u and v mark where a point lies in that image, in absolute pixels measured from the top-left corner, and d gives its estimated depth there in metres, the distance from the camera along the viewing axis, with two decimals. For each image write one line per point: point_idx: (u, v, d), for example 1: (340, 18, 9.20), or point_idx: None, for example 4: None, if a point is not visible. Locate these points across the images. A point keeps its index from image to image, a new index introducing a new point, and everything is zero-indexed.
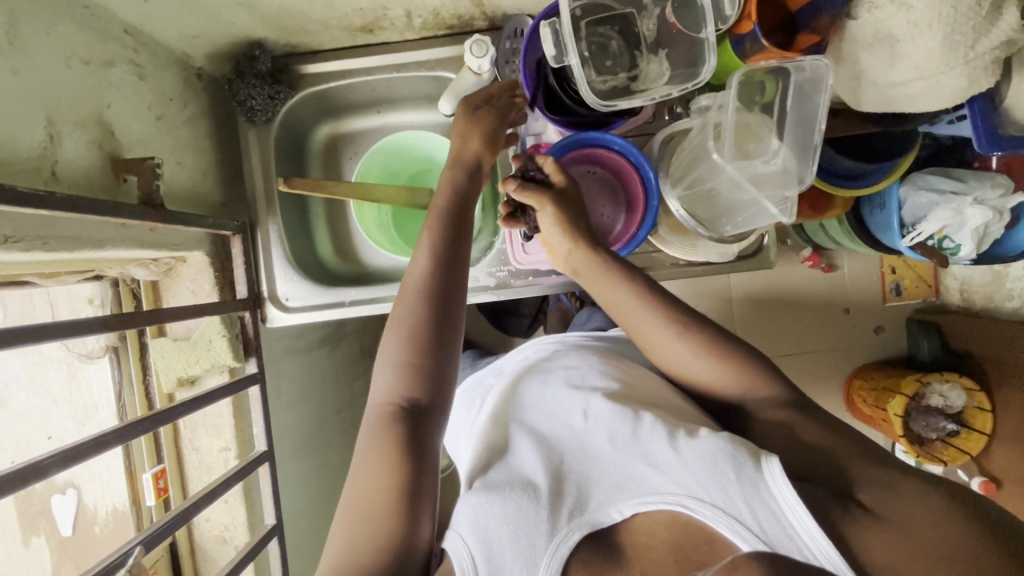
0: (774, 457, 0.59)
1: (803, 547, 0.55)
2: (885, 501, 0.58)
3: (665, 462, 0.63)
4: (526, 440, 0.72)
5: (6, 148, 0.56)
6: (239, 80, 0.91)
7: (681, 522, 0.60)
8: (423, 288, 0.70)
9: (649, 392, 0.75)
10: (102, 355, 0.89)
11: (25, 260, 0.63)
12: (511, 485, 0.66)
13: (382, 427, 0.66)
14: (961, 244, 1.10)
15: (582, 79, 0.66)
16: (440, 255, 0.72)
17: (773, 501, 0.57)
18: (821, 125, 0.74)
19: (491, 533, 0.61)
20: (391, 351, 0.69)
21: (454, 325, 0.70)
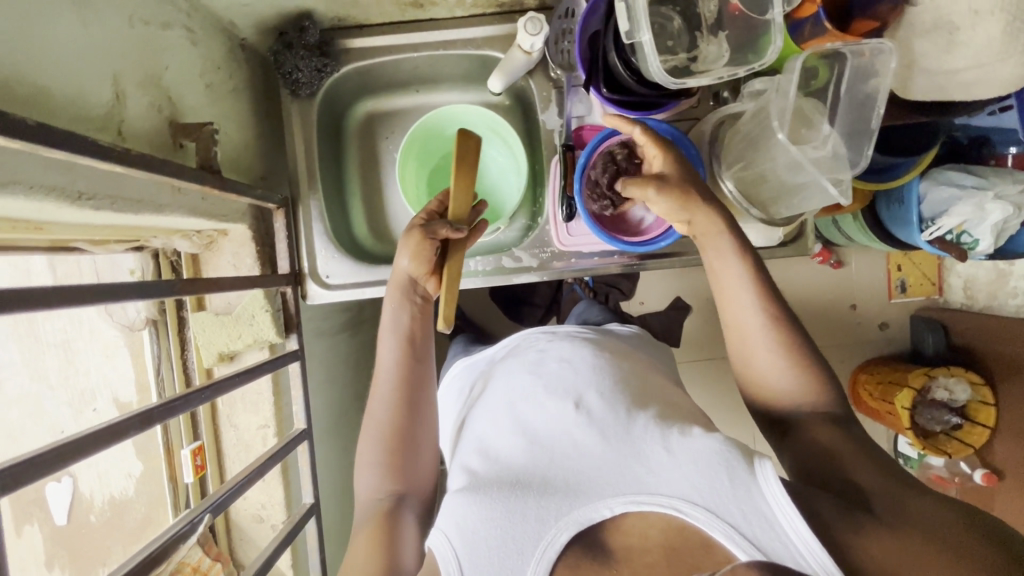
0: (768, 459, 0.62)
1: (795, 553, 0.56)
2: (895, 507, 0.59)
3: (658, 463, 0.64)
4: (515, 435, 0.72)
5: (79, 103, 0.54)
6: (286, 51, 0.89)
7: (675, 526, 0.60)
8: (395, 373, 0.77)
9: (642, 389, 0.77)
10: (142, 328, 0.87)
11: (87, 221, 0.61)
12: (500, 483, 0.66)
13: (367, 515, 0.70)
14: (980, 238, 1.11)
15: (656, 55, 0.67)
16: (410, 351, 0.78)
17: (765, 506, 0.58)
18: (880, 108, 0.76)
19: (476, 535, 0.62)
20: (371, 448, 0.74)
21: (421, 416, 0.76)
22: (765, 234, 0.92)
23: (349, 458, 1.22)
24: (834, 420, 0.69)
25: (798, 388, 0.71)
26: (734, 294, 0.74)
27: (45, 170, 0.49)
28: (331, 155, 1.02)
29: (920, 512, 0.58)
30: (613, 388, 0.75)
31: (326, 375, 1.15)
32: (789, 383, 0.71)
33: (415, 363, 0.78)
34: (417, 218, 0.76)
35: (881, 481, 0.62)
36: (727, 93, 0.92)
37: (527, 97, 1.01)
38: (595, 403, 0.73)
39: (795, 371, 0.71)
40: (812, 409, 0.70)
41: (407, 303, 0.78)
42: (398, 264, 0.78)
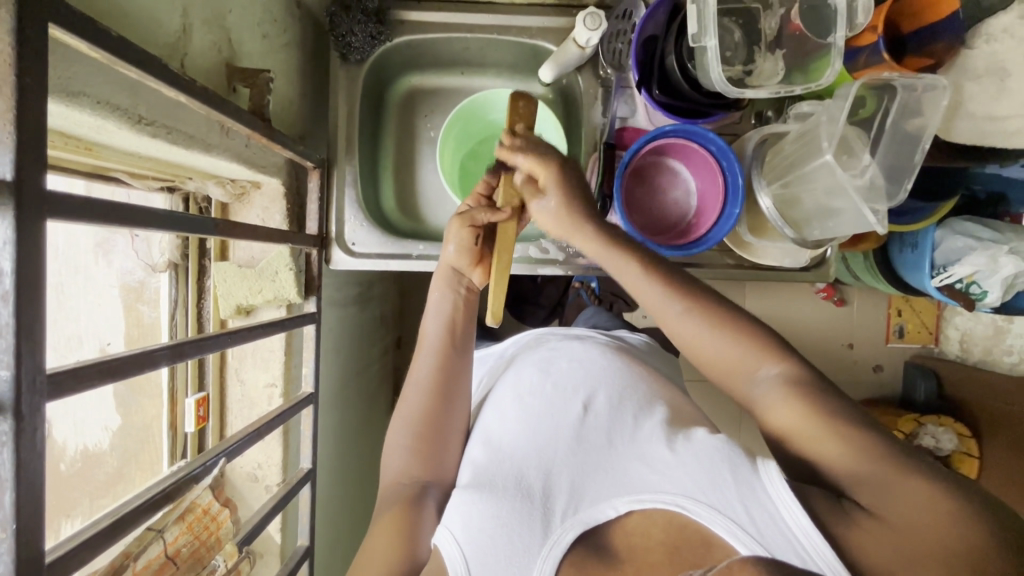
0: (772, 458, 0.54)
1: (801, 550, 0.49)
2: (880, 494, 0.49)
3: (662, 462, 0.59)
4: (518, 431, 0.69)
5: (151, 27, 0.54)
6: (343, 14, 0.89)
7: (677, 524, 0.55)
8: (429, 361, 0.77)
9: (652, 390, 0.74)
10: (163, 271, 0.86)
11: (136, 150, 0.60)
12: (503, 480, 0.62)
13: (388, 501, 0.70)
14: (988, 291, 1.12)
15: (718, 61, 0.68)
16: (449, 343, 0.78)
17: (770, 501, 0.51)
18: (926, 144, 0.77)
19: (481, 533, 0.57)
20: (397, 435, 0.75)
21: (452, 406, 0.76)
22: (793, 255, 0.92)
23: (343, 433, 1.20)
24: (800, 385, 0.57)
25: (752, 356, 0.61)
26: (659, 305, 0.65)
27: (113, 88, 0.49)
28: (370, 125, 1.02)
29: (909, 493, 0.48)
30: (621, 389, 0.72)
31: (333, 346, 1.13)
32: (748, 361, 0.61)
33: (446, 351, 0.77)
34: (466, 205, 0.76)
35: (854, 455, 0.52)
36: (770, 113, 0.93)
37: (572, 93, 1.01)
38: (601, 406, 0.70)
39: (740, 345, 0.61)
40: (778, 374, 0.59)
41: (452, 293, 0.78)
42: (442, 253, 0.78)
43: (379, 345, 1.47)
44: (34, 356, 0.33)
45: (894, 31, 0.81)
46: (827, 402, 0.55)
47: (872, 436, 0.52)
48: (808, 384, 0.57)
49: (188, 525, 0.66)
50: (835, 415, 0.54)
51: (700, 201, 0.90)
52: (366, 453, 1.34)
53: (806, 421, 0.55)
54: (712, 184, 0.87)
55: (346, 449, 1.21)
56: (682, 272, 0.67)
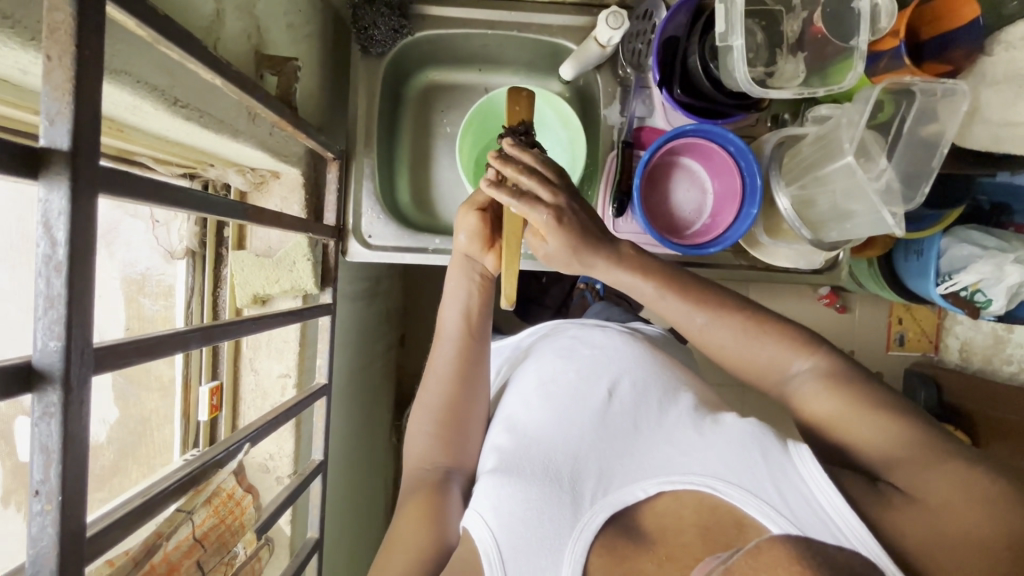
0: (803, 441, 0.55)
1: (835, 530, 0.50)
2: (918, 476, 0.51)
3: (691, 445, 0.60)
4: (544, 417, 0.69)
5: (188, 9, 0.54)
6: (366, 7, 0.89)
7: (707, 505, 0.54)
8: (452, 348, 0.77)
9: (675, 375, 0.74)
10: (181, 259, 0.85)
11: (167, 134, 0.60)
12: (531, 465, 0.63)
13: (413, 487, 0.70)
14: (993, 299, 1.12)
15: (745, 61, 0.68)
16: (467, 331, 0.78)
17: (803, 484, 0.52)
18: (942, 150, 0.78)
19: (512, 518, 0.57)
20: (420, 422, 0.75)
21: (472, 394, 0.76)
22: (808, 257, 0.93)
23: (351, 427, 1.19)
24: (834, 376, 0.59)
25: (781, 354, 0.63)
26: (686, 319, 0.67)
27: (152, 68, 0.49)
28: (387, 119, 1.02)
29: (944, 479, 0.50)
30: (646, 374, 0.72)
31: (343, 340, 1.13)
32: (777, 359, 0.63)
33: (468, 340, 0.78)
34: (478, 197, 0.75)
35: (887, 438, 0.54)
36: (787, 116, 0.94)
37: (590, 91, 1.02)
38: (626, 391, 0.70)
39: (772, 342, 0.64)
40: (810, 367, 0.61)
41: (467, 279, 0.79)
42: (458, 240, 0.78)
43: (385, 340, 1.46)
44: (84, 329, 0.33)
45: (912, 37, 0.82)
46: (859, 392, 0.57)
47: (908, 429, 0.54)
48: (836, 377, 0.59)
49: (213, 509, 0.66)
50: (870, 405, 0.56)
51: (717, 202, 0.90)
52: (370, 449, 1.33)
53: (842, 416, 0.57)
54: (730, 185, 0.87)
55: (352, 444, 1.21)
56: (706, 280, 0.69)
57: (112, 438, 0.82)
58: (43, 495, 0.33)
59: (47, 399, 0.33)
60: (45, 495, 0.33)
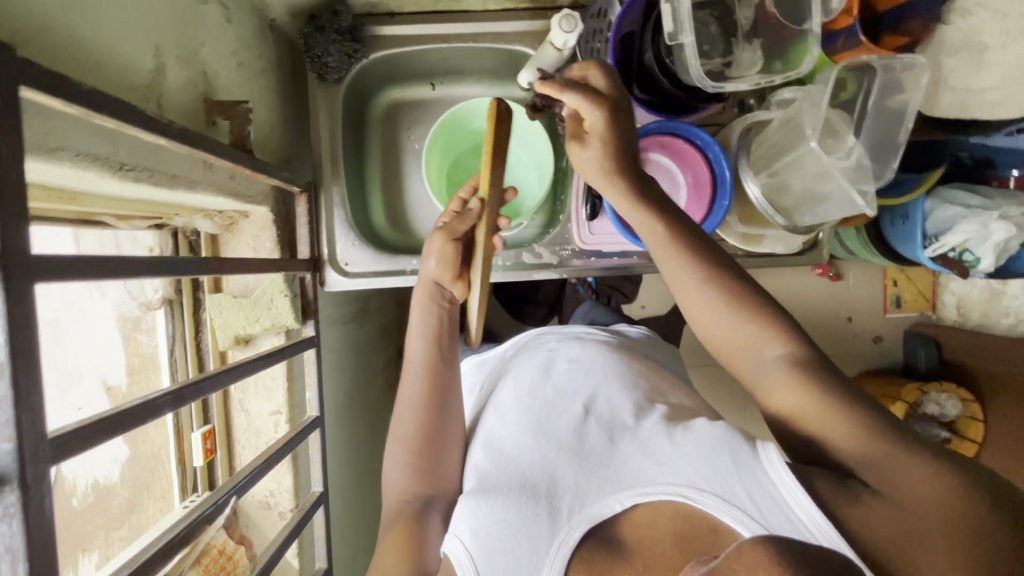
0: (771, 440, 0.55)
1: (802, 530, 0.50)
2: (886, 473, 0.51)
3: (664, 454, 0.60)
4: (521, 432, 0.70)
5: (123, 71, 0.53)
6: (317, 34, 0.88)
7: (683, 513, 0.55)
8: (420, 378, 0.79)
9: (652, 387, 0.75)
10: (158, 308, 0.85)
11: (120, 194, 0.60)
12: (508, 483, 0.64)
13: (393, 519, 0.70)
14: (982, 257, 1.10)
15: (698, 59, 0.68)
16: (432, 359, 0.79)
17: (771, 486, 0.53)
18: (908, 124, 0.78)
19: (489, 538, 0.59)
20: (397, 453, 0.76)
21: (447, 420, 0.77)
22: (784, 241, 0.93)
23: (351, 450, 1.20)
24: (804, 365, 0.58)
25: (757, 335, 0.61)
26: (673, 265, 0.65)
27: (92, 138, 0.48)
28: (353, 143, 1.01)
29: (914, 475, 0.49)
30: (622, 386, 0.73)
31: (335, 365, 1.13)
32: (752, 337, 0.61)
33: (436, 368, 0.79)
34: (444, 219, 0.82)
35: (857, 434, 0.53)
36: (753, 101, 0.92)
37: None
38: (603, 405, 0.70)
39: (740, 318, 0.62)
40: (782, 352, 0.59)
41: (434, 305, 0.81)
42: (424, 267, 0.82)
43: (380, 357, 1.46)
44: (34, 427, 0.34)
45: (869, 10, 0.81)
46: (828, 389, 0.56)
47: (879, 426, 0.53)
48: (805, 365, 0.58)
49: (205, 566, 0.71)
50: (841, 397, 0.55)
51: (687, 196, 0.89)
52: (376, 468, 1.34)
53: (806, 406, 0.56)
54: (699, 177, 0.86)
55: (355, 464, 1.21)
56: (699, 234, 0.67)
57: (126, 476, 0.85)
58: None
59: (6, 500, 0.33)
60: None
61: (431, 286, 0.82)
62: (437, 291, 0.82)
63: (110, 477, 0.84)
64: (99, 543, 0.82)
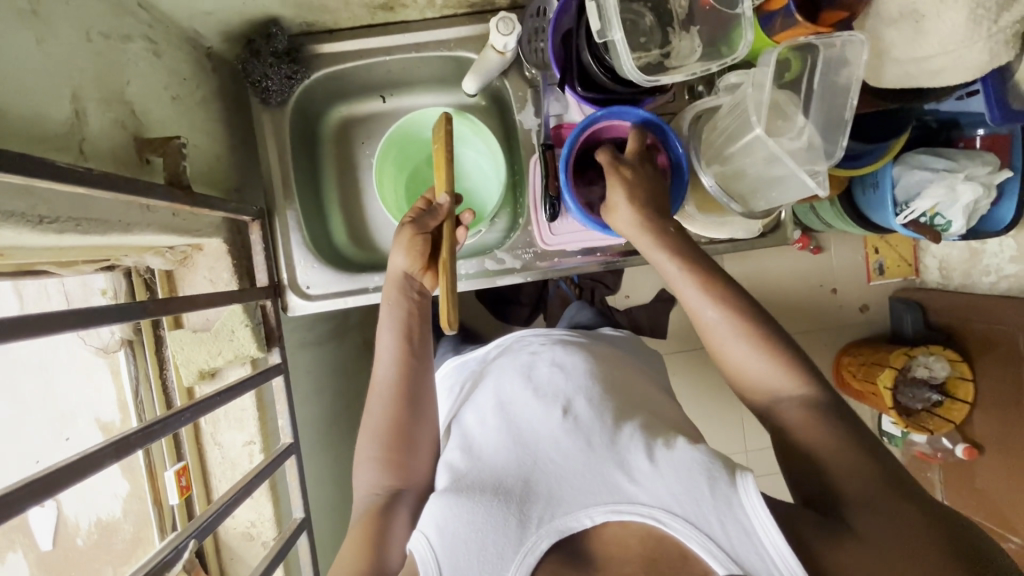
0: (750, 472, 0.57)
1: (771, 569, 0.52)
2: (865, 517, 0.54)
3: (642, 475, 0.60)
4: (499, 440, 0.69)
5: (34, 124, 0.52)
6: (255, 59, 0.88)
7: (655, 536, 0.57)
8: (385, 403, 0.76)
9: (633, 400, 0.75)
10: (118, 349, 0.87)
11: (52, 245, 0.59)
12: (482, 486, 0.63)
13: (359, 518, 0.70)
14: (952, 220, 1.10)
15: (628, 54, 0.68)
16: (405, 355, 0.78)
17: (744, 518, 0.54)
18: (852, 99, 0.77)
19: (456, 540, 0.58)
20: (365, 447, 0.75)
21: (421, 424, 0.76)
22: (744, 227, 0.92)
23: (336, 470, 1.20)
24: (817, 408, 0.62)
25: (782, 379, 0.65)
26: (699, 308, 0.69)
27: (6, 195, 0.48)
28: (306, 163, 1.00)
29: (883, 523, 0.53)
30: (604, 395, 0.72)
31: (311, 387, 1.12)
32: (774, 378, 0.65)
33: (409, 363, 0.78)
34: (406, 217, 0.78)
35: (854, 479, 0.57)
36: (702, 87, 0.92)
37: (503, 97, 1.00)
38: (583, 410, 0.70)
39: (773, 363, 0.66)
40: (799, 397, 0.64)
41: (402, 297, 0.79)
42: (392, 263, 0.80)
43: (364, 372, 1.45)
44: None
45: None
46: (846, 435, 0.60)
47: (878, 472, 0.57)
48: (815, 408, 0.63)
49: None
50: (848, 440, 0.59)
51: None
52: None
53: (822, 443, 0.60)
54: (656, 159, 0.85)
55: (343, 484, 1.21)
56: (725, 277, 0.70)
57: (126, 513, 0.92)
58: None
59: None
60: None
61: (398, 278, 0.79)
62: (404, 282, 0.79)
63: (113, 512, 0.93)
64: None
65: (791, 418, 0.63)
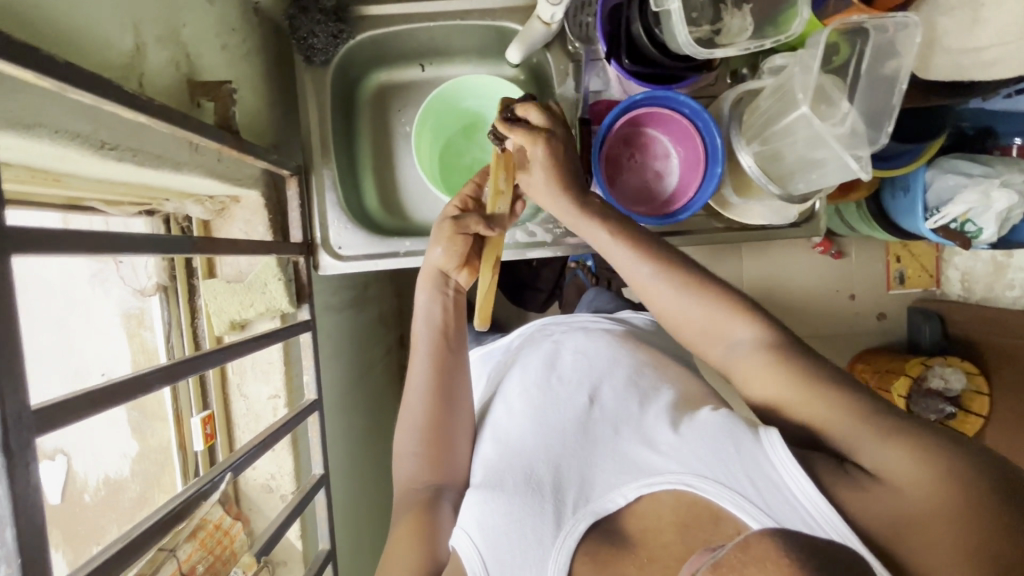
0: (773, 426, 0.55)
1: (809, 521, 0.50)
2: (879, 457, 0.50)
3: (666, 443, 0.60)
4: (527, 425, 0.71)
5: (98, 51, 0.53)
6: (302, 16, 0.88)
7: (686, 501, 0.56)
8: (421, 393, 0.77)
9: (656, 371, 0.75)
10: (152, 294, 0.88)
11: (106, 176, 0.60)
12: (514, 478, 0.64)
13: (403, 509, 0.71)
14: (984, 227, 1.06)
15: (684, 23, 0.69)
16: (439, 346, 0.78)
17: (775, 474, 0.52)
18: (902, 84, 0.75)
19: (496, 531, 0.59)
20: (405, 442, 0.76)
21: (456, 403, 0.77)
22: (780, 213, 0.91)
23: (351, 437, 1.20)
24: (774, 346, 0.60)
25: (724, 319, 0.63)
26: (630, 267, 0.67)
27: (70, 115, 0.49)
28: (342, 125, 1.00)
29: (901, 456, 0.49)
30: (626, 376, 0.73)
31: (332, 352, 1.12)
32: (712, 321, 0.64)
33: (441, 349, 0.78)
34: (452, 208, 0.77)
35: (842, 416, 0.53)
36: (745, 70, 0.91)
37: (543, 71, 0.99)
38: (608, 395, 0.71)
39: (706, 305, 0.64)
40: (751, 336, 0.61)
41: (438, 293, 0.78)
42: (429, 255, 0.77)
43: (380, 345, 1.45)
44: (16, 396, 0.37)
45: None
46: (808, 364, 0.58)
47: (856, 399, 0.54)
48: (773, 347, 0.60)
49: (200, 541, 0.68)
50: (810, 374, 0.57)
51: (682, 169, 0.88)
52: (375, 457, 1.33)
53: (786, 384, 0.58)
54: (691, 148, 0.86)
55: (355, 451, 1.21)
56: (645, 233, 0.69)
57: (135, 470, 0.91)
58: (3, 559, 0.36)
59: None
60: (5, 558, 0.36)
61: (434, 274, 0.78)
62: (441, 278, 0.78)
63: (120, 472, 0.91)
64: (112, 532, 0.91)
65: (747, 356, 0.61)
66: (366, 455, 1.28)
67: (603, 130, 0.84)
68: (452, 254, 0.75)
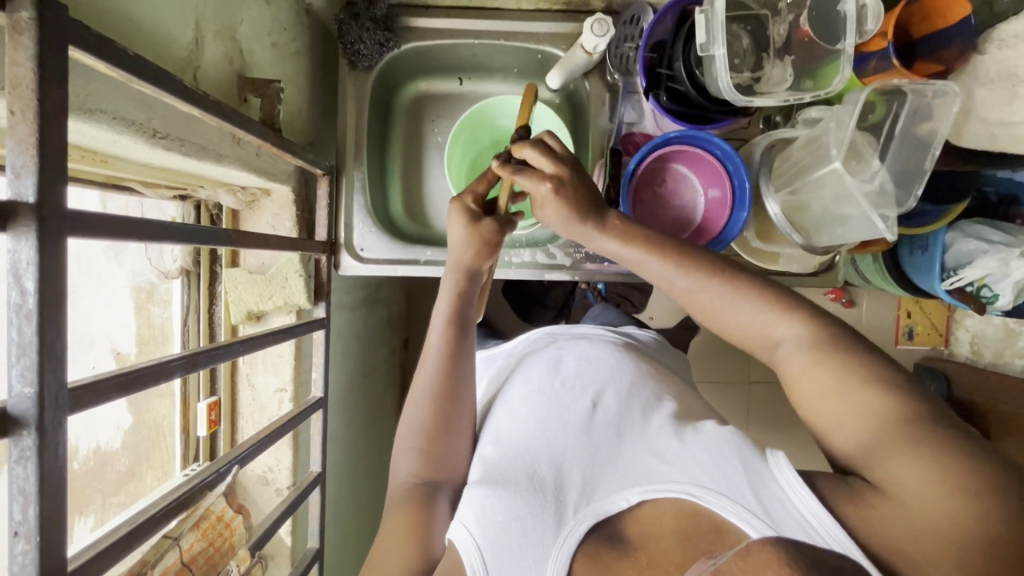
0: (780, 449, 0.56)
1: (809, 530, 0.50)
2: (886, 467, 0.49)
3: (672, 454, 0.60)
4: (527, 425, 0.69)
5: (162, 43, 0.55)
6: (351, 22, 0.89)
7: (688, 511, 0.54)
8: (428, 387, 0.74)
9: (660, 385, 0.74)
10: (175, 277, 0.90)
11: (149, 161, 0.62)
12: (516, 475, 0.62)
13: (396, 507, 0.68)
14: (1000, 294, 1.06)
15: (726, 71, 0.70)
16: (449, 345, 0.75)
17: (779, 489, 0.52)
18: (936, 149, 0.76)
19: (495, 527, 0.57)
20: (405, 438, 0.73)
21: (459, 406, 0.74)
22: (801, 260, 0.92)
23: (348, 437, 1.20)
24: (823, 345, 0.56)
25: (766, 318, 0.60)
26: (668, 279, 0.64)
27: (127, 104, 0.50)
28: (377, 130, 1.02)
29: (907, 465, 0.47)
30: (633, 383, 0.72)
31: (339, 349, 1.13)
32: (765, 328, 0.60)
33: (456, 345, 0.75)
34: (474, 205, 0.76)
35: (862, 426, 0.51)
36: (779, 118, 0.93)
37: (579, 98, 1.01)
38: (611, 401, 0.70)
39: (762, 308, 0.61)
40: (794, 336, 0.58)
41: (465, 296, 0.77)
42: (457, 255, 0.75)
43: (385, 347, 1.45)
44: (55, 373, 0.37)
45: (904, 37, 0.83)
46: (852, 363, 0.54)
47: (888, 400, 0.51)
48: (820, 347, 0.56)
49: (202, 532, 0.68)
50: (861, 378, 0.53)
51: (710, 208, 0.88)
52: (369, 459, 1.33)
53: (822, 388, 0.54)
54: (721, 189, 0.86)
55: (350, 451, 1.21)
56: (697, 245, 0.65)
57: (127, 443, 0.90)
58: (22, 534, 0.37)
59: (22, 443, 0.37)
60: (25, 534, 0.37)
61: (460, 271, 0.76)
62: (465, 291, 0.76)
63: (111, 444, 0.89)
64: (95, 507, 0.87)
65: (796, 362, 0.57)
66: (361, 457, 1.28)
67: (638, 158, 0.85)
68: (485, 257, 0.76)
